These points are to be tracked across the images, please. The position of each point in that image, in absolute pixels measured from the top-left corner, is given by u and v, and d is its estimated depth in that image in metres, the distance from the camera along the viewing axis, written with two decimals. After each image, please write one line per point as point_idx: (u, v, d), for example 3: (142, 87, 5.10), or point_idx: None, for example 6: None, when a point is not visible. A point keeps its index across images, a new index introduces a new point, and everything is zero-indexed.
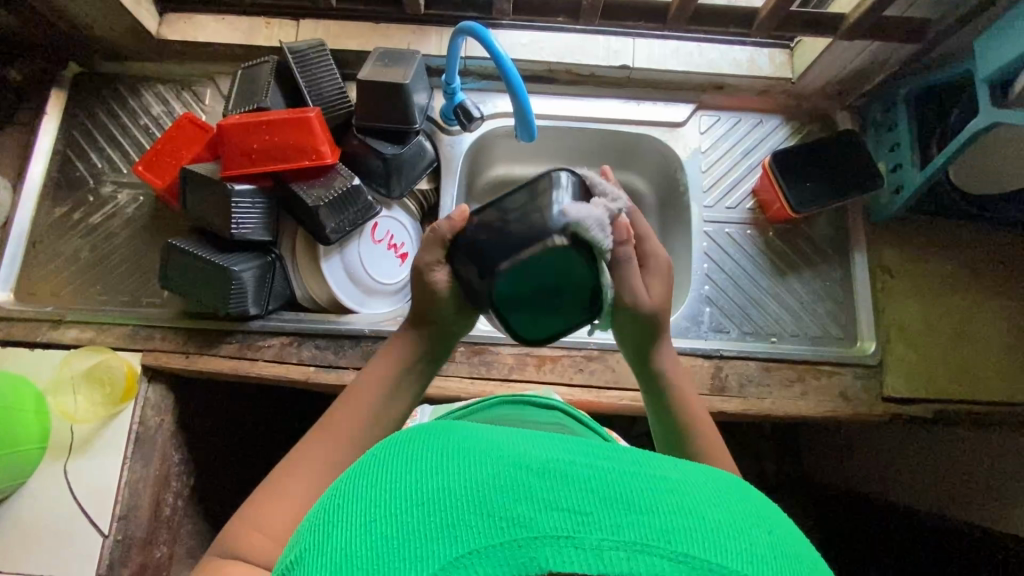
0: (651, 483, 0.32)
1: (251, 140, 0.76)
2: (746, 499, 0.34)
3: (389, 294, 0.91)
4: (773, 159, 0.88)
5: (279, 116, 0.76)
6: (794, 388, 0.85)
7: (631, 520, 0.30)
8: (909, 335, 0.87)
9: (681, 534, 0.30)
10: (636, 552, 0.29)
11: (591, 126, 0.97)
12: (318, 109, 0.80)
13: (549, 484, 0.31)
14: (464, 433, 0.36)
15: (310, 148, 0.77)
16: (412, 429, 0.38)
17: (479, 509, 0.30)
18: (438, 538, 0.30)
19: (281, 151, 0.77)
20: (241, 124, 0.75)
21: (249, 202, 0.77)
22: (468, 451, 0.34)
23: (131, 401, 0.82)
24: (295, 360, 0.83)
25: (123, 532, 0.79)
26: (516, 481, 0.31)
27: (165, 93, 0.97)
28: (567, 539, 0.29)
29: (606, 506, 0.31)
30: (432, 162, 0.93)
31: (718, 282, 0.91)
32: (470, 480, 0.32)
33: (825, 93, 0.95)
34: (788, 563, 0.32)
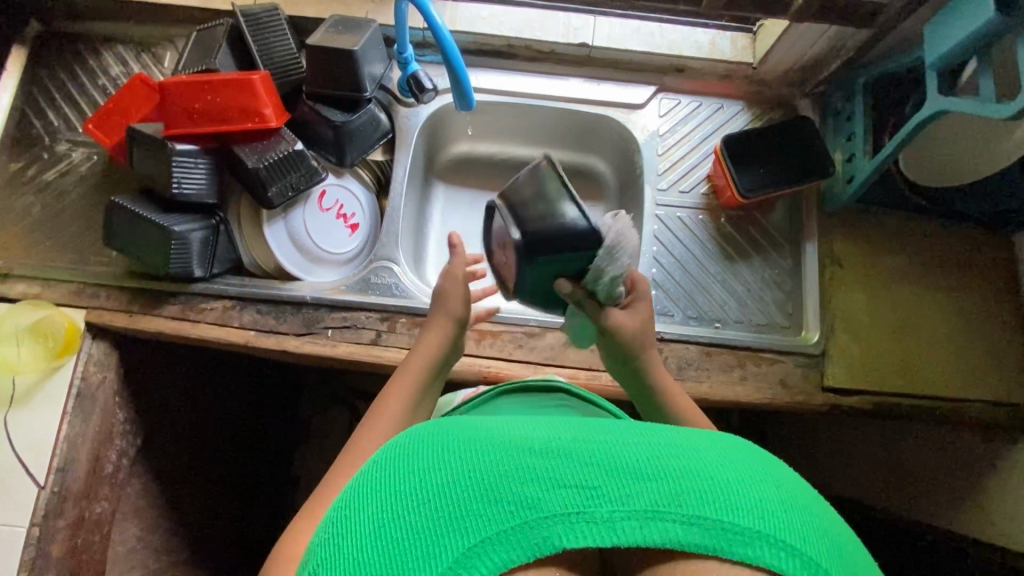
0: (653, 453, 0.38)
1: (193, 99, 0.76)
2: (748, 457, 0.40)
3: (338, 263, 0.91)
4: (723, 143, 0.87)
5: (222, 77, 0.76)
6: (733, 373, 0.85)
7: (636, 489, 0.36)
8: (854, 326, 0.86)
9: (687, 497, 0.35)
10: (646, 519, 0.35)
11: (550, 104, 0.96)
12: (265, 73, 0.80)
13: (552, 465, 0.37)
14: (471, 432, 0.41)
15: (253, 110, 0.77)
16: (412, 437, 0.43)
17: (489, 499, 0.36)
18: (457, 531, 0.35)
19: (223, 112, 0.77)
20: (183, 83, 0.75)
21: (191, 162, 0.77)
22: (476, 447, 0.39)
23: (72, 356, 0.83)
24: (236, 324, 0.84)
25: (59, 485, 0.81)
26: (521, 468, 0.37)
27: (125, 53, 0.97)
28: (576, 515, 0.35)
29: (611, 480, 0.36)
30: (387, 133, 0.93)
31: (666, 265, 0.90)
32: (480, 471, 0.37)
33: (786, 80, 0.94)
34: (797, 514, 0.37)
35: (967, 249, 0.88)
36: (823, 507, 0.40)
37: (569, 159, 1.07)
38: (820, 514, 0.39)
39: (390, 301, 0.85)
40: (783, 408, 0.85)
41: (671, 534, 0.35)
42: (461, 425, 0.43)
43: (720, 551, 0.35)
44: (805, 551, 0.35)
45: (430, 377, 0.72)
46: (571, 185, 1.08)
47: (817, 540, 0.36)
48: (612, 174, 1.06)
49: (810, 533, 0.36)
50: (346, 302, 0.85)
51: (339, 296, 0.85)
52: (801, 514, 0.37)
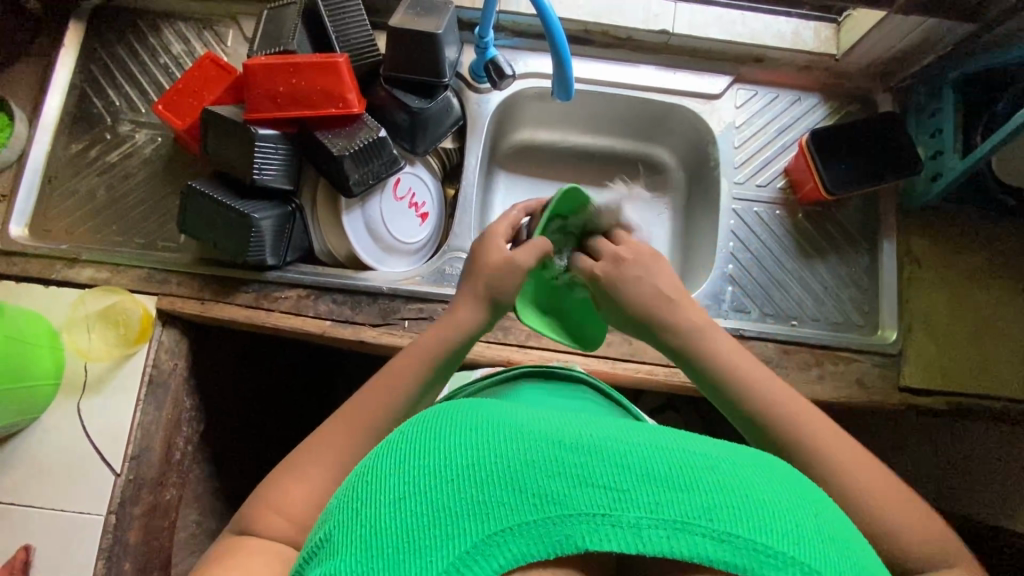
0: (687, 465, 0.37)
1: (278, 83, 0.73)
2: (785, 482, 0.39)
3: (408, 253, 0.89)
4: (810, 137, 0.85)
5: (307, 60, 0.73)
6: (811, 372, 0.84)
7: (668, 499, 0.34)
8: (932, 325, 0.86)
9: (720, 512, 0.34)
10: (675, 530, 0.34)
11: (624, 93, 0.94)
12: (347, 56, 0.77)
13: (584, 461, 0.36)
14: (498, 419, 0.40)
15: (338, 95, 0.74)
16: (442, 417, 0.42)
17: (514, 488, 0.35)
18: (476, 518, 0.34)
19: (307, 97, 0.74)
20: (267, 65, 0.73)
21: (272, 148, 0.75)
22: (504, 435, 0.38)
23: (145, 342, 0.81)
24: (311, 313, 0.82)
25: (135, 472, 0.80)
26: (551, 459, 0.36)
27: (186, 31, 0.93)
28: (604, 516, 0.34)
29: (641, 486, 0.35)
30: (459, 120, 0.90)
31: (742, 261, 0.89)
32: (507, 460, 0.36)
33: (868, 74, 0.92)
34: (834, 546, 0.36)
35: None
36: (859, 540, 0.38)
37: (633, 149, 1.06)
38: (856, 547, 0.37)
39: None
40: (859, 408, 0.84)
41: (700, 549, 0.33)
42: (490, 411, 0.42)
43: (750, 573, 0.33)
44: None
45: (449, 360, 0.67)
46: (633, 176, 1.07)
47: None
48: (677, 165, 1.04)
49: (844, 566, 0.35)
50: (423, 293, 0.83)
51: (416, 287, 0.84)
52: (836, 550, 0.35)
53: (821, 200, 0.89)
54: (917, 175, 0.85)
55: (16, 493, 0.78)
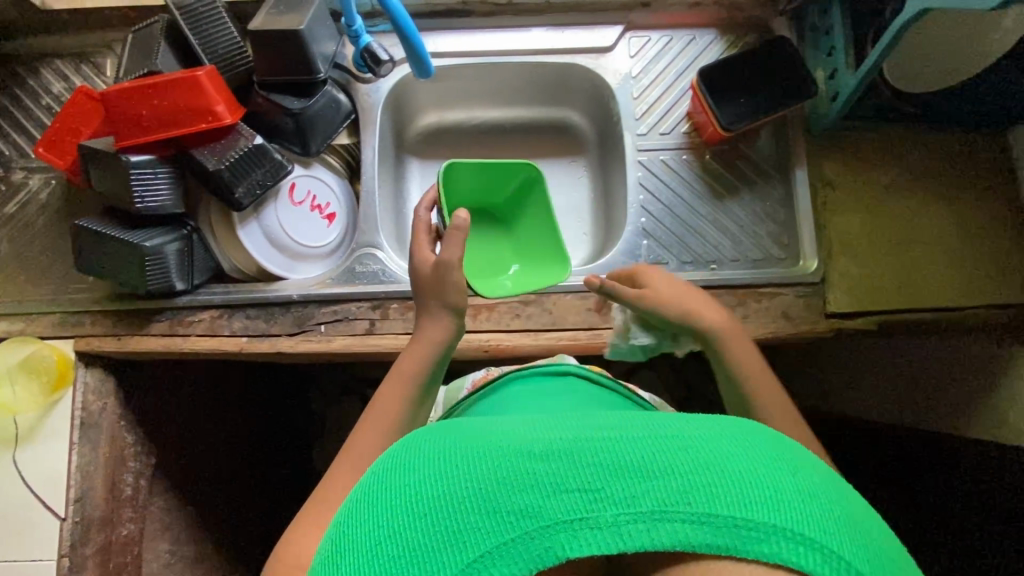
0: (658, 450, 0.37)
1: (140, 107, 0.72)
2: (765, 446, 0.39)
3: (320, 257, 0.88)
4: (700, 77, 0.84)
5: (166, 78, 0.72)
6: (735, 313, 0.83)
7: (643, 491, 0.35)
8: (851, 248, 0.85)
9: (696, 495, 0.34)
10: (653, 522, 0.34)
11: (514, 61, 0.92)
12: (211, 66, 0.75)
13: (553, 468, 0.36)
14: (468, 439, 0.41)
15: (204, 109, 0.73)
16: (415, 447, 0.43)
17: (486, 509, 0.35)
18: (453, 548, 0.34)
19: (176, 118, 0.72)
20: (128, 90, 0.71)
21: (149, 173, 0.74)
22: (471, 457, 0.38)
23: (68, 387, 0.82)
24: (227, 332, 0.82)
25: (80, 514, 0.81)
26: (522, 473, 0.36)
27: (64, 68, 0.91)
28: (581, 522, 0.34)
29: (616, 482, 0.35)
30: (350, 114, 0.89)
31: (655, 213, 0.88)
32: (477, 484, 0.37)
33: (758, 1, 0.89)
34: (815, 502, 0.35)
35: (958, 155, 0.86)
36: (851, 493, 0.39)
37: (544, 115, 1.04)
38: (843, 499, 0.37)
39: (378, 287, 0.83)
40: (789, 341, 0.84)
41: (680, 536, 0.33)
42: (461, 433, 0.42)
43: (734, 550, 0.33)
44: (827, 542, 0.33)
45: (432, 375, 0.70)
46: (548, 143, 1.06)
47: (847, 536, 0.34)
48: (588, 125, 1.03)
49: (830, 520, 0.35)
50: (333, 295, 0.82)
51: (326, 290, 0.83)
52: (821, 506, 0.36)
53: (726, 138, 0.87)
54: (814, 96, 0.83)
55: None
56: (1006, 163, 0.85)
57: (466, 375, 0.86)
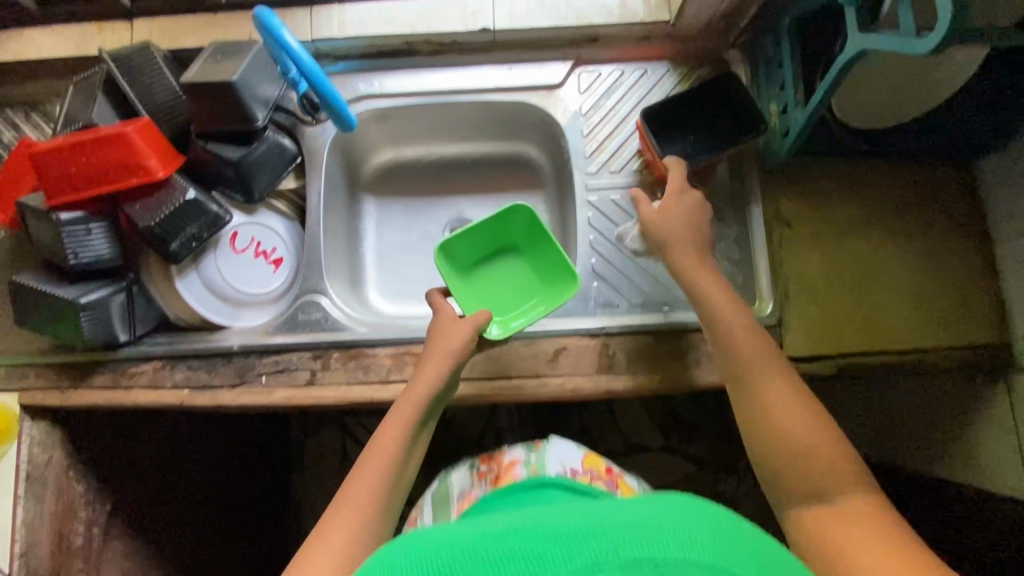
0: (581, 520, 0.37)
1: (70, 165, 0.71)
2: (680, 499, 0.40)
3: (266, 303, 0.87)
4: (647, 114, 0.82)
5: (95, 135, 0.71)
6: (687, 358, 0.81)
7: (574, 553, 0.34)
8: (809, 288, 0.81)
9: (624, 546, 0.34)
10: None
11: (462, 99, 0.90)
12: (142, 120, 0.74)
13: (487, 547, 0.36)
14: (409, 542, 0.40)
15: (134, 165, 0.72)
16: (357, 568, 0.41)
17: None
18: None
19: (108, 174, 0.72)
20: (57, 148, 0.71)
21: (82, 230, 0.74)
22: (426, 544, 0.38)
23: (12, 441, 0.82)
24: (169, 384, 0.81)
25: (25, 569, 0.81)
26: (458, 556, 0.36)
27: (13, 116, 0.91)
28: None
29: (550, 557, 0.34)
30: (296, 157, 0.87)
31: (605, 254, 0.86)
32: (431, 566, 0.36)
33: (710, 33, 0.87)
34: (735, 542, 0.36)
35: (922, 187, 0.82)
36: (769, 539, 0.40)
37: (502, 148, 1.03)
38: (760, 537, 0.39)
39: (321, 336, 0.82)
40: None
41: None
42: (401, 542, 0.41)
43: None
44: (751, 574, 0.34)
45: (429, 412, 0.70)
46: (508, 177, 1.04)
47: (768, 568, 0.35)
48: (545, 159, 1.01)
49: (749, 554, 0.36)
50: (276, 345, 0.81)
51: (268, 340, 0.82)
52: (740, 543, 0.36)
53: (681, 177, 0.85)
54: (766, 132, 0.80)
55: None
56: (972, 197, 0.82)
57: (453, 473, 0.80)
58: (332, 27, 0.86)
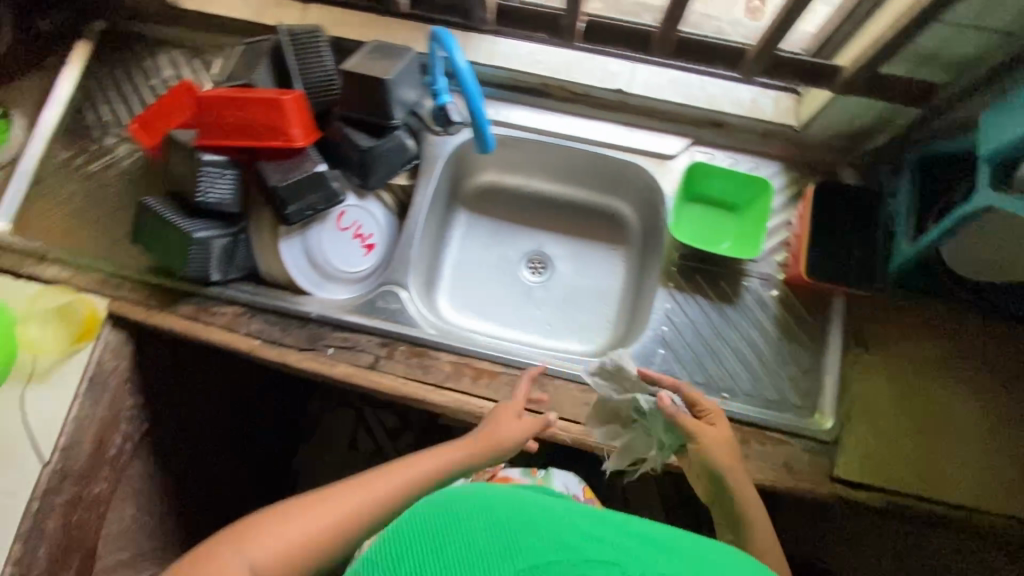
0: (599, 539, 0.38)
1: (226, 114, 0.78)
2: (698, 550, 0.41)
3: (350, 281, 0.92)
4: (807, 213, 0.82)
5: (255, 94, 0.78)
6: (735, 449, 0.81)
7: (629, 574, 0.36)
8: (871, 415, 0.81)
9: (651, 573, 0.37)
10: None
11: (579, 146, 0.94)
12: (298, 92, 0.81)
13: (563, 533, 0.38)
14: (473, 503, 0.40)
15: (280, 129, 0.79)
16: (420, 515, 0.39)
17: (506, 555, 0.35)
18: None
19: (258, 123, 0.79)
20: (217, 96, 0.78)
21: (218, 173, 0.80)
22: (485, 497, 0.40)
23: (90, 341, 0.87)
24: (244, 331, 0.86)
25: (63, 462, 0.85)
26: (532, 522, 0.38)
27: (178, 58, 1.01)
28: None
29: (647, 550, 0.38)
30: (412, 159, 0.93)
31: (679, 326, 0.86)
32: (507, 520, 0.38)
33: (830, 146, 0.89)
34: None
35: (1011, 348, 0.81)
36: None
37: (597, 200, 1.06)
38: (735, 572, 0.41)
39: (395, 328, 0.86)
40: (783, 492, 0.80)
41: None
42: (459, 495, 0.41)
43: None
44: None
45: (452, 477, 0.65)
46: (595, 227, 1.07)
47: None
48: (636, 219, 1.04)
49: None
50: (352, 323, 0.86)
51: (345, 317, 0.86)
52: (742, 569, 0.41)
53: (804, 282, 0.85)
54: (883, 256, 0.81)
55: None
56: None
57: None
58: (483, 53, 0.93)
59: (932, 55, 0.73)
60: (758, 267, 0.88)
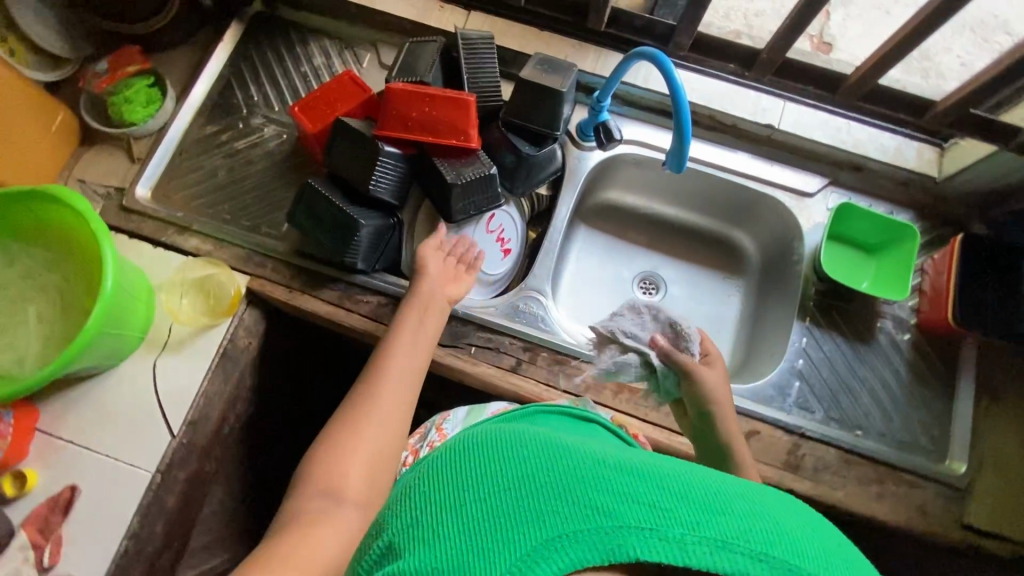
0: (659, 485, 0.39)
1: (412, 109, 0.81)
2: (776, 503, 0.40)
3: (486, 283, 0.93)
4: (955, 262, 0.84)
5: (442, 93, 0.81)
6: (871, 488, 0.81)
7: (708, 520, 0.37)
8: (1002, 466, 0.82)
9: (740, 536, 0.36)
10: (715, 547, 0.36)
11: (720, 174, 0.97)
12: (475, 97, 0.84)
13: (627, 479, 0.39)
14: (526, 444, 0.44)
15: (461, 129, 0.81)
16: (473, 452, 0.45)
17: (564, 498, 0.38)
18: (527, 521, 0.37)
19: (443, 125, 0.82)
20: (410, 92, 0.80)
21: (392, 164, 0.82)
22: (519, 456, 0.42)
23: (229, 316, 0.86)
24: (387, 322, 0.86)
25: (188, 437, 0.83)
26: (596, 473, 0.39)
27: (330, 48, 1.03)
28: (651, 530, 0.36)
29: (682, 504, 0.38)
30: (556, 172, 0.95)
31: (813, 360, 0.88)
32: (535, 478, 0.40)
33: (966, 201, 0.93)
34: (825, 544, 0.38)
35: None
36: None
37: (715, 230, 1.08)
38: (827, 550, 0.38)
39: (537, 333, 0.86)
40: (916, 535, 0.80)
41: (739, 567, 0.35)
42: (518, 438, 0.45)
43: None
44: None
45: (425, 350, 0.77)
46: (712, 255, 1.09)
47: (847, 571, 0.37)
48: (757, 253, 1.06)
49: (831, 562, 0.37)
50: (495, 323, 0.86)
51: (489, 317, 0.86)
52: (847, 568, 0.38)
53: (941, 330, 0.87)
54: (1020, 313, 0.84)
55: (78, 435, 0.81)
56: None
57: (486, 403, 0.83)
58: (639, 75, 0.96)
59: None
60: (893, 309, 0.90)
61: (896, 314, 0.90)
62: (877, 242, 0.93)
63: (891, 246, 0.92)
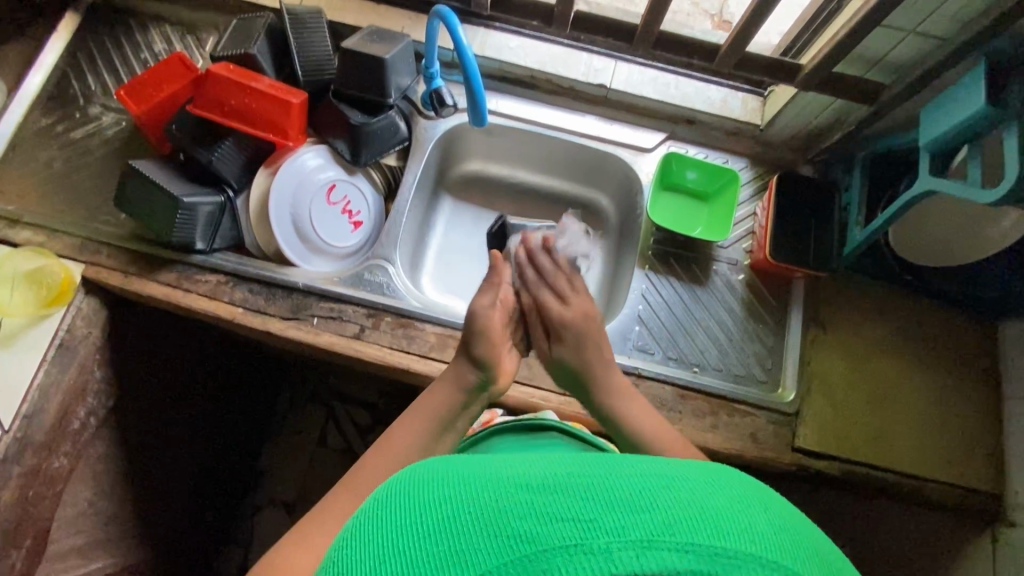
0: (589, 484, 0.28)
1: (231, 97, 0.82)
2: (726, 479, 0.30)
3: (335, 256, 0.94)
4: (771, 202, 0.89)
5: (262, 87, 0.83)
6: (705, 420, 0.85)
7: (631, 519, 0.26)
8: (829, 389, 0.87)
9: (684, 526, 0.26)
10: (643, 548, 0.25)
11: (561, 136, 1.00)
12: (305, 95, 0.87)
13: (549, 495, 0.27)
14: (452, 467, 0.32)
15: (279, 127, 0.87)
16: (399, 489, 0.33)
17: (484, 530, 0.27)
18: (446, 567, 0.26)
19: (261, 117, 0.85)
20: (228, 81, 0.81)
21: (222, 154, 0.85)
22: (424, 486, 0.31)
23: (62, 306, 0.85)
24: (227, 299, 0.86)
25: (24, 431, 0.81)
26: (514, 495, 0.28)
27: (171, 33, 1.02)
28: (575, 545, 0.25)
29: (605, 507, 0.26)
30: (403, 141, 0.96)
31: (652, 305, 0.92)
32: (446, 516, 0.28)
33: (791, 146, 0.98)
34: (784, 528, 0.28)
35: (951, 330, 0.89)
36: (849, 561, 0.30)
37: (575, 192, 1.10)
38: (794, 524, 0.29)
39: (379, 298, 0.87)
40: (751, 462, 0.84)
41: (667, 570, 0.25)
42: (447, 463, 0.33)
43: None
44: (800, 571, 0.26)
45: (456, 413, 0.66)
46: None
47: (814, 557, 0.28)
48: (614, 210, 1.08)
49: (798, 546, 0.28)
50: (337, 293, 0.87)
51: (330, 287, 0.87)
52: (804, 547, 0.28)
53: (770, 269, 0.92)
54: (833, 245, 0.89)
55: None
56: (993, 354, 0.87)
57: None
58: (476, 41, 0.98)
59: (877, 60, 0.78)
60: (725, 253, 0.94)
61: (728, 256, 0.94)
62: (709, 188, 0.97)
63: (722, 192, 0.96)
